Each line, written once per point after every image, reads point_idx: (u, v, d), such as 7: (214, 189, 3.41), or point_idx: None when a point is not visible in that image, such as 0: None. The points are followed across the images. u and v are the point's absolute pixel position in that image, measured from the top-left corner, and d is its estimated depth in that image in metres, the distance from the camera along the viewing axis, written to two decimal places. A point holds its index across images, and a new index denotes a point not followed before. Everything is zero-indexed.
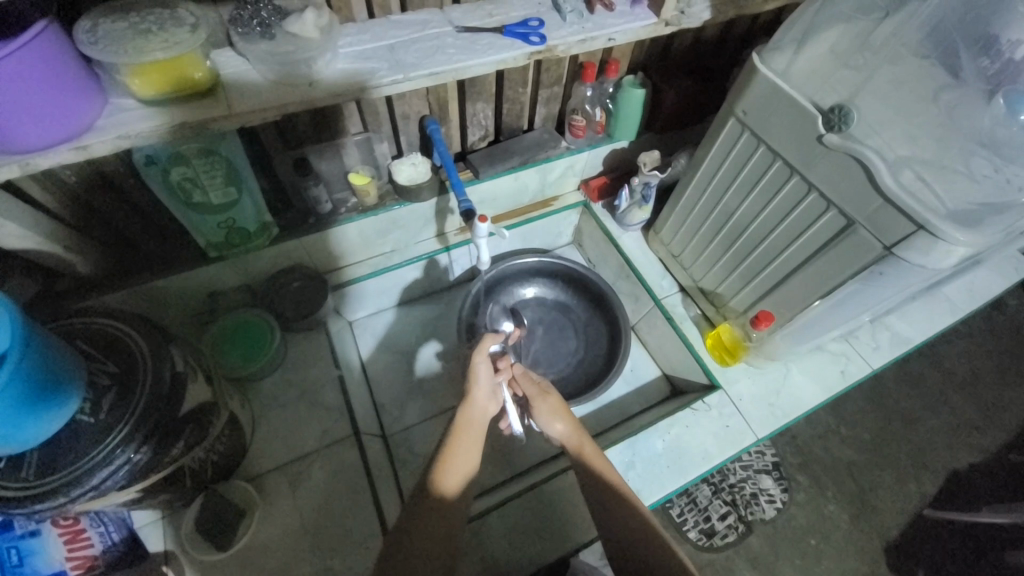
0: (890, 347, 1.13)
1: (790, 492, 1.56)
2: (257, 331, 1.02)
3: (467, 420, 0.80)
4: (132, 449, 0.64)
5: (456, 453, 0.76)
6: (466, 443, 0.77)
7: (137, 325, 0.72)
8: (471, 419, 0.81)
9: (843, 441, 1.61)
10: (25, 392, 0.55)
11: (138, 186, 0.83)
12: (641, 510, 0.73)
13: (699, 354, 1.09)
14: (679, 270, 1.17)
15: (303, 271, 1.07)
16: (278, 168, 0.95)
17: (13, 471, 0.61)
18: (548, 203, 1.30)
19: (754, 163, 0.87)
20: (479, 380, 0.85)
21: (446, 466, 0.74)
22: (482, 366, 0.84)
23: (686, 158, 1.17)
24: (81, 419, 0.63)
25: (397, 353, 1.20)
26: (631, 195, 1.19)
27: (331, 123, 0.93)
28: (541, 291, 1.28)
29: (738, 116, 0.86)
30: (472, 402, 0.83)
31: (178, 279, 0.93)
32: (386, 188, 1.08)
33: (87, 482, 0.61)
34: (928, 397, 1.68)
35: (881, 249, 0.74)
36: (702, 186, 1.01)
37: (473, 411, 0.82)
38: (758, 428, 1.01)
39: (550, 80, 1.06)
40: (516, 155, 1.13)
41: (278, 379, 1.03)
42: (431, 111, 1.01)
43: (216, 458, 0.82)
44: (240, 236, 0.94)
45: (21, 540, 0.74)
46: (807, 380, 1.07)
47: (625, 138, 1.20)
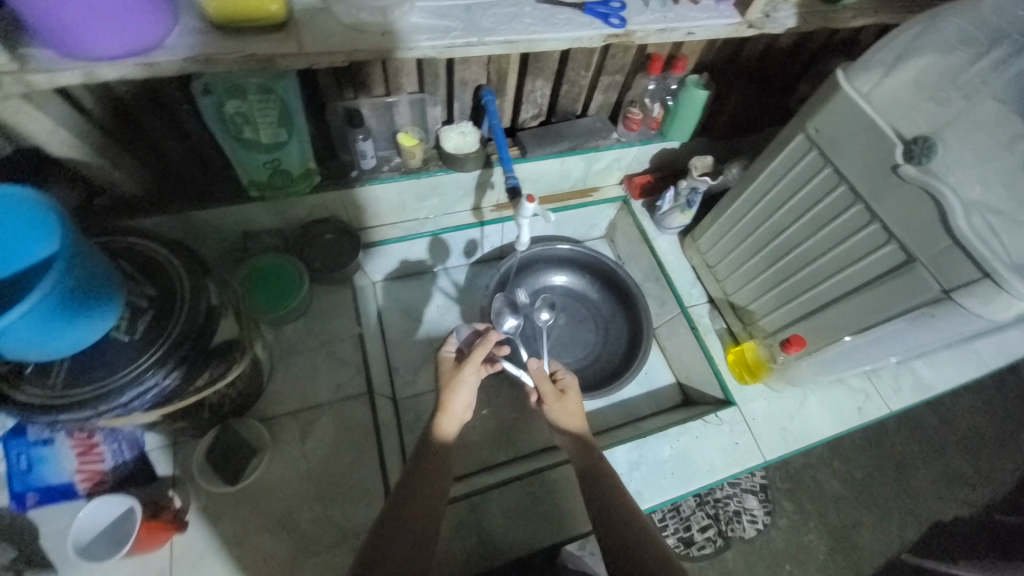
0: (910, 392, 1.11)
1: (773, 515, 1.57)
2: (285, 275, 1.01)
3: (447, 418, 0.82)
4: (162, 372, 0.64)
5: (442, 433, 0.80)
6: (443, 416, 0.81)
7: (177, 251, 0.71)
8: (448, 423, 0.82)
9: (833, 474, 1.62)
10: (70, 299, 0.55)
11: (190, 113, 0.82)
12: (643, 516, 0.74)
13: (720, 368, 1.08)
14: (711, 280, 1.16)
15: (337, 223, 1.06)
16: (328, 115, 0.93)
17: (43, 375, 0.62)
18: (588, 193, 1.27)
19: (816, 184, 0.85)
20: (461, 390, 0.82)
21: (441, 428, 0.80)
22: (464, 384, 0.82)
23: (739, 168, 1.13)
24: (115, 336, 0.64)
25: (415, 321, 1.20)
26: (675, 198, 1.16)
27: (389, 77, 0.91)
28: (567, 279, 1.26)
29: (809, 133, 0.83)
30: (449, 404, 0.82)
31: (216, 212, 0.92)
32: (431, 153, 1.06)
33: (114, 399, 0.61)
34: (926, 445, 1.67)
35: (937, 291, 0.72)
36: (753, 200, 0.98)
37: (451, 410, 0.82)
38: (767, 450, 1.01)
39: (614, 67, 1.03)
40: (567, 139, 1.10)
41: (296, 327, 1.03)
42: (489, 80, 0.99)
43: (234, 394, 0.83)
44: (283, 178, 0.93)
45: (32, 447, 0.76)
46: (824, 411, 1.06)
47: (677, 139, 1.17)
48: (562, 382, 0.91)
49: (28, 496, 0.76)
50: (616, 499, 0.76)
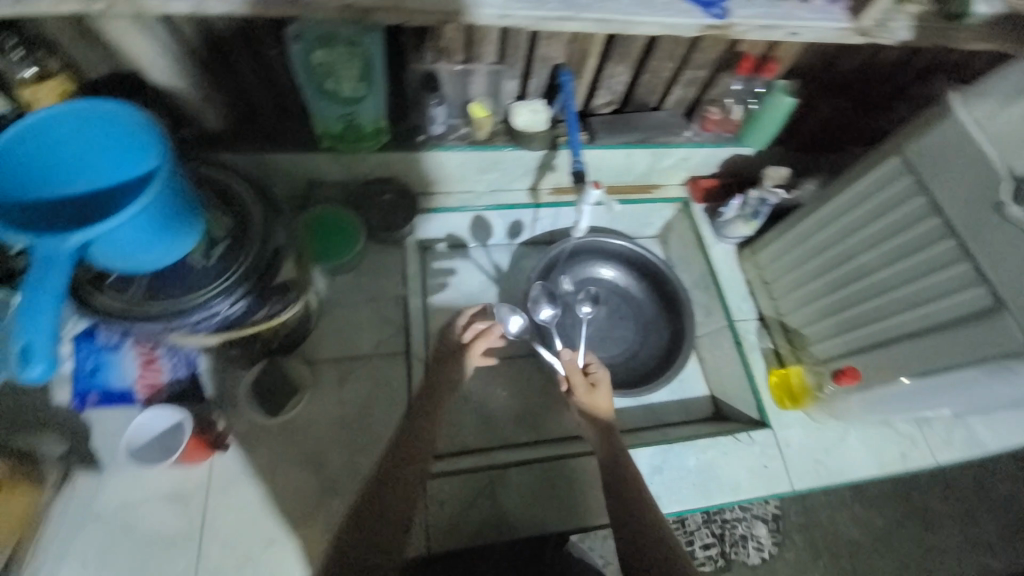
0: (961, 447, 1.04)
1: (781, 547, 1.51)
2: (342, 228, 1.03)
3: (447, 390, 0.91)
4: (229, 299, 0.67)
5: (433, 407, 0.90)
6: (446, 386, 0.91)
7: (253, 189, 0.74)
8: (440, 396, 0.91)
9: (852, 517, 1.55)
10: (157, 221, 0.58)
11: (278, 57, 0.84)
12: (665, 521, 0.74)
13: (760, 389, 1.04)
14: (764, 297, 1.13)
15: (397, 184, 1.08)
16: (406, 76, 0.94)
17: (123, 285, 0.66)
18: (647, 189, 1.23)
19: (904, 213, 0.80)
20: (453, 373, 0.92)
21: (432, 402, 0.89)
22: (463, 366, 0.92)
23: (816, 184, 1.07)
24: (192, 260, 0.68)
25: (457, 292, 1.21)
26: (741, 207, 1.11)
27: (472, 45, 0.90)
28: (613, 274, 1.24)
29: (906, 156, 0.78)
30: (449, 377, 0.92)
31: (288, 157, 0.95)
32: (498, 127, 1.06)
33: (184, 317, 0.66)
34: (957, 505, 1.58)
35: (1020, 343, 0.66)
36: (828, 220, 0.93)
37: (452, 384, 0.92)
38: (796, 479, 0.97)
39: (701, 62, 0.99)
40: (638, 131, 1.07)
41: (346, 280, 1.06)
42: (569, 59, 0.97)
43: (284, 332, 0.87)
44: (355, 133, 0.94)
45: (101, 352, 0.82)
46: (864, 450, 1.01)
47: (752, 146, 1.12)
48: (594, 375, 0.90)
49: (90, 394, 0.83)
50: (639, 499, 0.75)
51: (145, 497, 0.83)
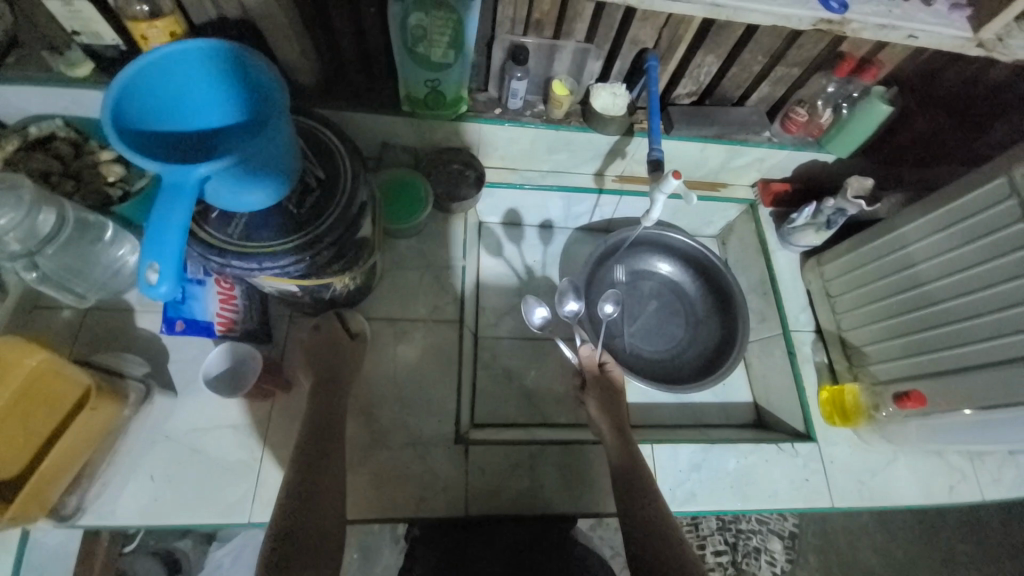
0: (1012, 487, 1.01)
1: (794, 565, 1.48)
2: (412, 189, 1.04)
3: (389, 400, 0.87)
4: (318, 247, 0.70)
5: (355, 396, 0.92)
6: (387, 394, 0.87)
7: (344, 143, 0.77)
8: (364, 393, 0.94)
9: (871, 545, 1.51)
10: (265, 162, 0.61)
11: (374, 18, 0.86)
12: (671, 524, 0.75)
13: (809, 402, 1.02)
14: (825, 310, 1.09)
15: (465, 156, 1.09)
16: (493, 47, 0.94)
17: (223, 223, 0.69)
18: (715, 187, 1.20)
19: (1003, 239, 0.77)
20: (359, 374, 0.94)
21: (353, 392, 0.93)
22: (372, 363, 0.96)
23: (899, 200, 1.02)
24: (286, 206, 0.71)
25: (509, 269, 1.22)
26: (813, 215, 1.07)
27: (564, 21, 0.90)
28: (668, 269, 1.23)
29: (1014, 178, 0.74)
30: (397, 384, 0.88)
31: (370, 117, 0.98)
32: (575, 108, 1.05)
33: (277, 260, 0.69)
34: (984, 549, 1.52)
35: None
36: (912, 238, 0.90)
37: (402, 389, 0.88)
38: (836, 497, 0.96)
39: (796, 59, 0.95)
40: (717, 125, 1.04)
41: (408, 244, 1.08)
42: (658, 45, 0.95)
43: (351, 288, 0.91)
44: (436, 100, 0.95)
45: (188, 284, 0.86)
46: (911, 476, 0.98)
47: (835, 153, 1.07)
48: (609, 372, 0.94)
49: (177, 322, 0.87)
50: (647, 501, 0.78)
51: (211, 425, 0.88)
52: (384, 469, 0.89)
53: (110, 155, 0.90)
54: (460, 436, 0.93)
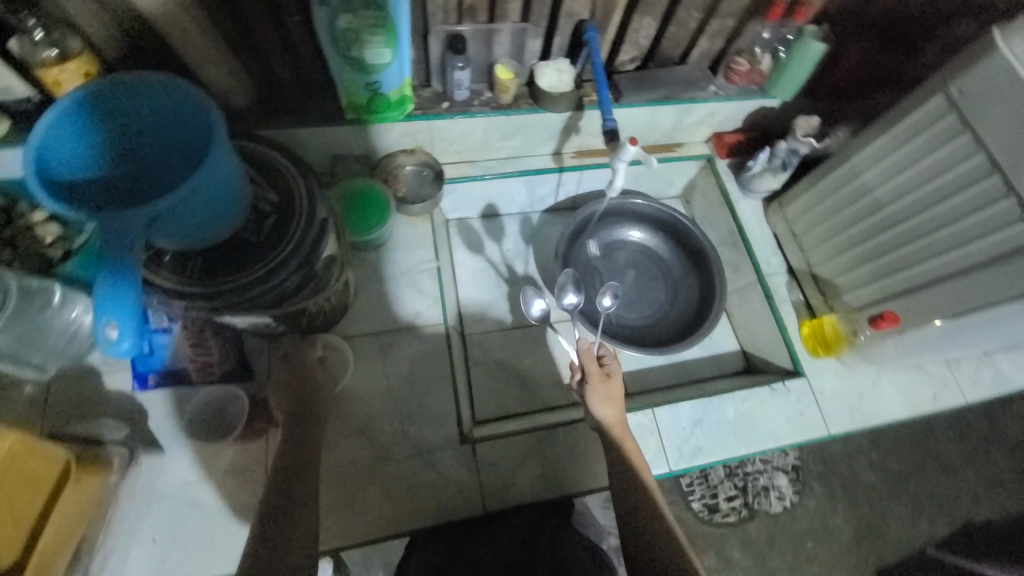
0: (990, 385, 1.07)
1: (802, 495, 1.55)
2: (374, 198, 1.00)
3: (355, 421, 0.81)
4: (285, 274, 0.67)
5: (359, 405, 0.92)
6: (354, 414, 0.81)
7: (293, 162, 0.73)
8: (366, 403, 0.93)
9: (869, 463, 1.58)
10: (213, 197, 0.58)
11: (301, 28, 0.82)
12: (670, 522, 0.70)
13: (792, 339, 1.06)
14: (794, 250, 1.13)
15: (422, 156, 1.08)
16: (429, 40, 0.92)
17: (179, 265, 0.66)
18: (672, 147, 1.21)
19: (949, 153, 0.80)
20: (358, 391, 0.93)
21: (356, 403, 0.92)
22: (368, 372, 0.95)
23: (847, 132, 1.05)
24: (244, 236, 0.68)
25: (485, 263, 1.21)
26: (769, 160, 1.10)
27: (497, 3, 0.88)
28: (639, 235, 1.24)
29: (950, 94, 0.77)
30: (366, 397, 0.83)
31: (315, 130, 0.94)
32: (522, 90, 1.04)
33: (244, 294, 0.66)
34: (969, 447, 1.62)
35: None
36: (864, 167, 0.93)
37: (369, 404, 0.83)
38: (832, 424, 1.00)
39: (729, 10, 0.96)
40: (664, 87, 1.05)
41: (378, 255, 1.05)
42: (595, 14, 0.94)
43: (327, 309, 0.88)
44: (381, 103, 0.93)
45: (154, 334, 0.83)
46: (896, 392, 1.03)
47: (779, 97, 1.09)
48: (608, 367, 0.86)
49: (148, 376, 0.86)
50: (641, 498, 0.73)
51: (209, 473, 0.85)
52: (395, 484, 0.88)
53: (43, 215, 0.85)
54: (465, 436, 0.93)
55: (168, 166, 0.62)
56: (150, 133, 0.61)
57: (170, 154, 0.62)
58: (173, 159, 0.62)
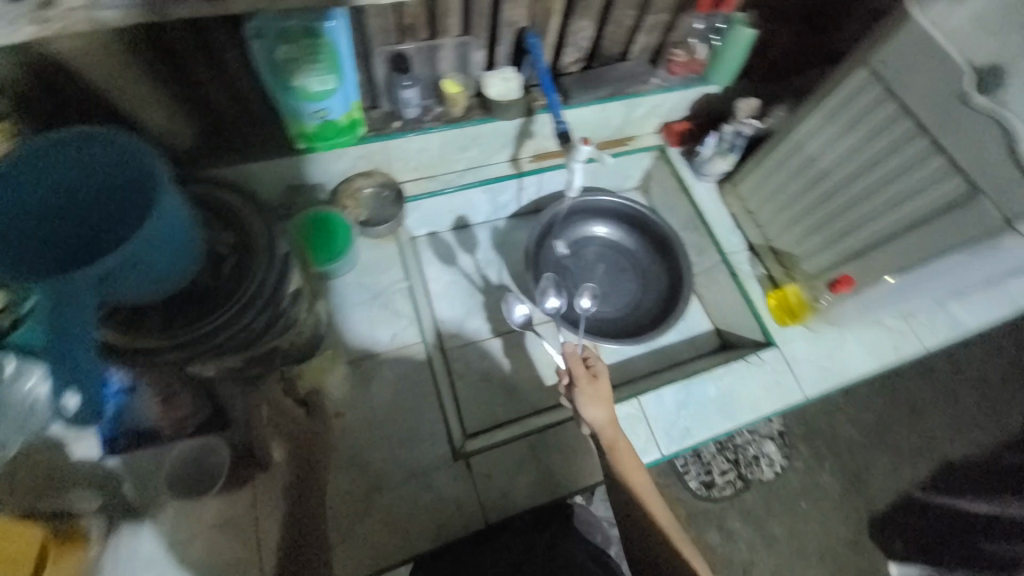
0: (945, 331, 1.14)
1: (790, 459, 1.61)
2: (332, 221, 0.99)
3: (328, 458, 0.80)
4: (251, 315, 0.65)
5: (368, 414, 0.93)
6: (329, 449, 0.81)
7: (246, 200, 0.72)
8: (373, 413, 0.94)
9: (848, 419, 1.65)
10: (165, 247, 0.57)
11: (240, 61, 0.80)
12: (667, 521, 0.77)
13: (760, 312, 1.11)
14: (751, 227, 1.17)
15: (379, 176, 1.07)
16: (372, 62, 0.91)
17: (132, 321, 0.63)
18: (624, 141, 1.25)
19: (879, 121, 0.84)
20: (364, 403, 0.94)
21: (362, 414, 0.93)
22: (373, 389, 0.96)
23: (785, 110, 1.11)
24: (203, 281, 0.66)
25: (458, 275, 1.22)
26: (717, 143, 1.15)
27: (436, 19, 0.89)
28: (604, 230, 1.27)
29: (873, 66, 0.82)
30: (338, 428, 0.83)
31: (267, 164, 0.92)
32: (472, 101, 1.04)
33: (210, 340, 0.64)
34: (938, 391, 1.70)
35: (998, 221, 0.72)
36: (804, 142, 0.98)
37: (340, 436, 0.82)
38: (807, 388, 1.05)
39: (661, 6, 1.00)
40: (609, 84, 1.08)
41: (348, 281, 1.04)
42: (533, 22, 0.96)
43: (300, 344, 0.86)
44: (331, 129, 0.92)
45: (114, 395, 0.81)
46: (862, 350, 1.09)
47: (719, 83, 1.14)
48: (594, 367, 0.85)
49: (117, 439, 0.82)
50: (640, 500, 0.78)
51: (197, 529, 0.82)
52: (393, 510, 0.87)
53: None
54: (458, 452, 0.92)
55: (103, 222, 0.59)
56: (81, 191, 0.58)
57: (100, 210, 0.59)
58: (99, 214, 0.59)
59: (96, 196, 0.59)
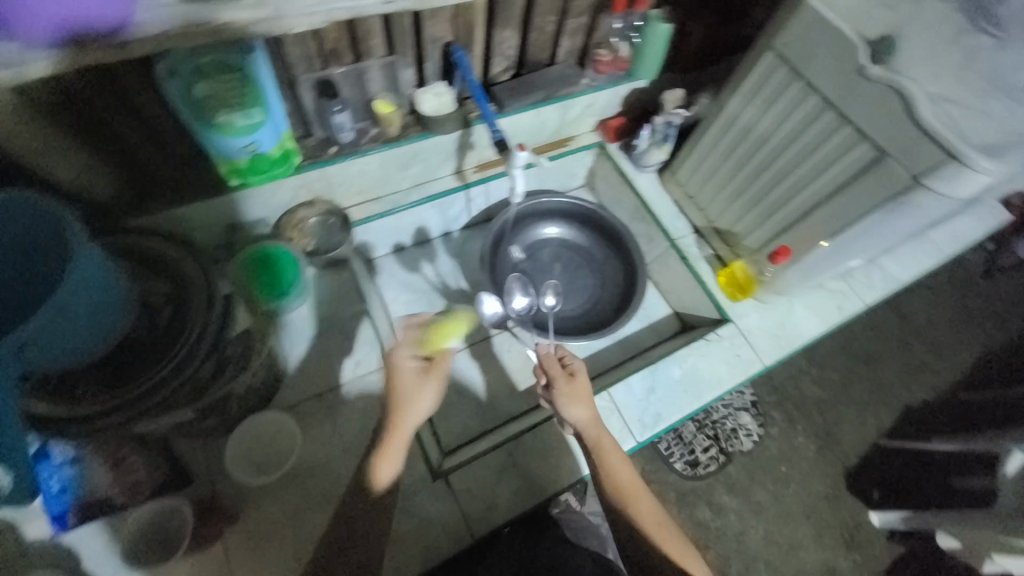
0: (881, 286, 1.21)
1: (765, 426, 1.66)
2: (279, 255, 0.95)
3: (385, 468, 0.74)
4: (196, 365, 0.63)
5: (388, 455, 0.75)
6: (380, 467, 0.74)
7: (178, 246, 0.69)
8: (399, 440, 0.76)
9: (812, 380, 1.73)
10: (88, 306, 0.55)
11: (156, 105, 0.77)
12: (657, 518, 0.75)
13: (712, 290, 1.15)
14: (694, 211, 1.22)
15: (322, 204, 1.04)
16: (298, 90, 0.90)
17: (66, 388, 0.60)
18: (565, 142, 1.28)
19: (790, 98, 0.90)
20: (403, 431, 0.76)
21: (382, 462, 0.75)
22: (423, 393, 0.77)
23: (709, 97, 1.16)
24: (139, 337, 0.63)
25: (416, 295, 1.23)
26: (651, 135, 1.19)
27: (358, 41, 0.88)
28: (556, 230, 1.29)
29: (777, 49, 0.87)
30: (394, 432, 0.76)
31: (202, 206, 0.90)
32: (408, 119, 1.05)
33: (153, 397, 0.60)
34: (891, 341, 1.80)
35: (907, 179, 0.77)
36: (729, 125, 1.03)
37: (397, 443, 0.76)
38: (764, 357, 1.09)
39: (579, 9, 1.03)
40: (540, 89, 1.10)
41: (304, 314, 1.01)
42: (457, 36, 0.97)
43: (257, 386, 0.84)
44: (263, 162, 0.89)
45: (60, 468, 0.74)
46: (810, 314, 1.15)
47: (645, 78, 1.18)
48: (570, 366, 0.86)
49: (68, 516, 0.75)
50: (629, 497, 0.77)
51: None
52: None
53: None
54: (437, 471, 0.91)
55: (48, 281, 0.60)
56: (22, 251, 0.59)
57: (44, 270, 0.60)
58: (14, 296, 0.61)
59: (7, 282, 0.59)
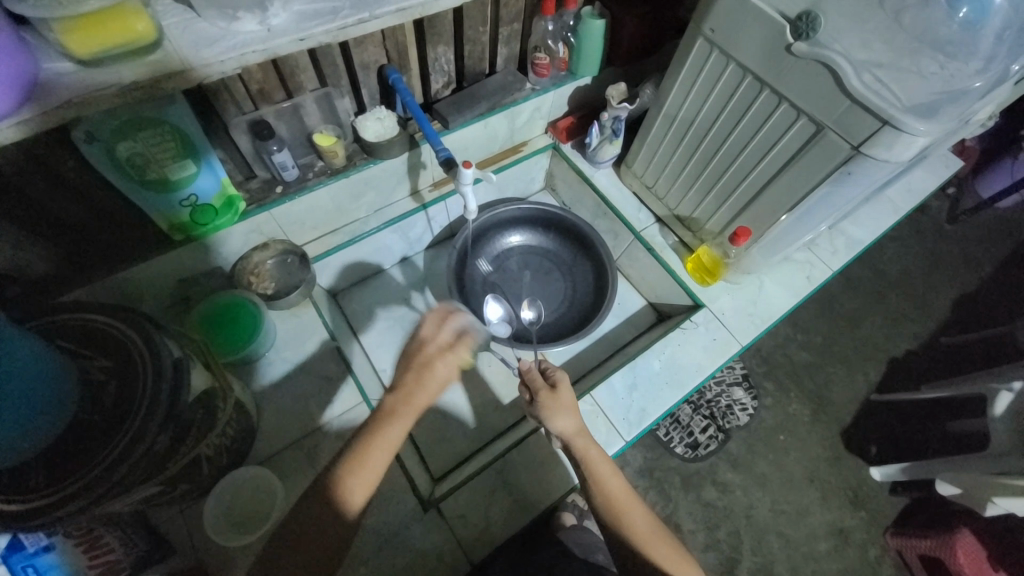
0: (845, 250, 1.22)
1: (759, 398, 1.68)
2: (243, 308, 0.95)
3: (357, 475, 0.63)
4: (151, 437, 0.60)
5: (365, 473, 0.64)
6: (350, 483, 0.63)
7: (119, 317, 0.67)
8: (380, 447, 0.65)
9: (799, 346, 1.76)
10: (23, 401, 0.52)
11: (82, 173, 0.74)
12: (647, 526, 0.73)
13: (680, 277, 1.16)
14: (654, 201, 1.22)
15: (276, 245, 1.02)
16: (233, 134, 0.88)
17: (16, 483, 0.57)
18: (517, 149, 1.27)
19: (726, 81, 0.90)
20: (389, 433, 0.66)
21: (350, 486, 0.63)
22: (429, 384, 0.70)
23: (653, 87, 1.17)
24: (86, 418, 0.61)
25: (389, 321, 1.22)
26: (601, 131, 1.18)
27: (287, 77, 0.86)
28: (520, 238, 1.28)
29: (706, 34, 0.87)
30: (386, 424, 0.67)
31: (151, 267, 0.87)
32: (353, 148, 1.03)
33: (110, 478, 0.58)
34: (868, 296, 1.83)
35: (849, 148, 0.78)
36: (673, 113, 1.03)
37: (382, 439, 0.66)
38: (741, 337, 1.10)
39: (510, 16, 1.03)
40: (483, 100, 1.09)
41: (273, 359, 0.99)
42: (390, 58, 0.96)
43: (229, 442, 0.81)
44: (205, 214, 0.87)
45: (36, 558, 0.64)
46: (780, 288, 1.15)
47: (588, 75, 1.18)
48: (553, 376, 0.82)
49: None
50: (622, 503, 0.75)
51: None
52: None
53: None
54: (427, 501, 0.88)
55: None
56: None
57: None
58: None
59: None
